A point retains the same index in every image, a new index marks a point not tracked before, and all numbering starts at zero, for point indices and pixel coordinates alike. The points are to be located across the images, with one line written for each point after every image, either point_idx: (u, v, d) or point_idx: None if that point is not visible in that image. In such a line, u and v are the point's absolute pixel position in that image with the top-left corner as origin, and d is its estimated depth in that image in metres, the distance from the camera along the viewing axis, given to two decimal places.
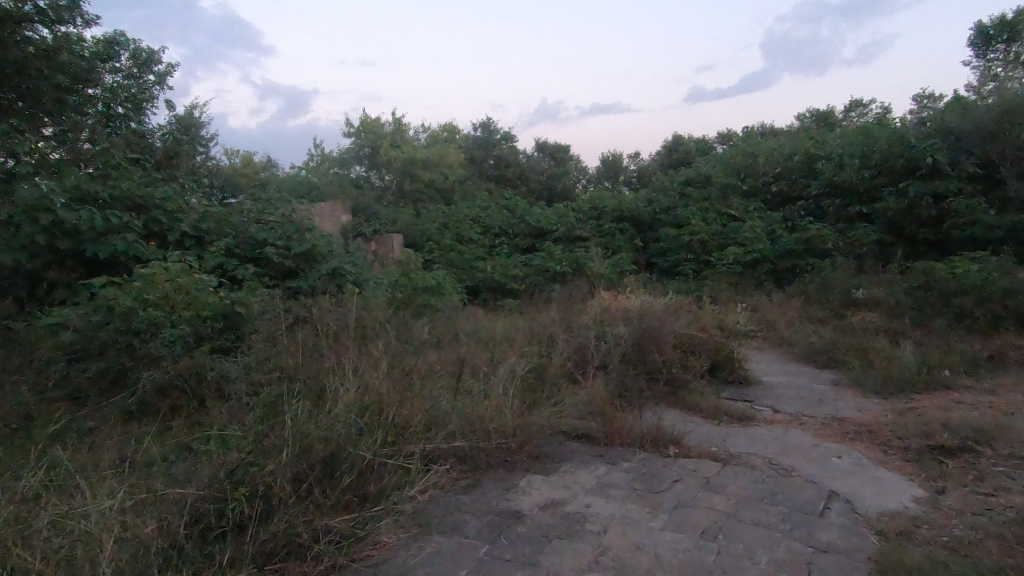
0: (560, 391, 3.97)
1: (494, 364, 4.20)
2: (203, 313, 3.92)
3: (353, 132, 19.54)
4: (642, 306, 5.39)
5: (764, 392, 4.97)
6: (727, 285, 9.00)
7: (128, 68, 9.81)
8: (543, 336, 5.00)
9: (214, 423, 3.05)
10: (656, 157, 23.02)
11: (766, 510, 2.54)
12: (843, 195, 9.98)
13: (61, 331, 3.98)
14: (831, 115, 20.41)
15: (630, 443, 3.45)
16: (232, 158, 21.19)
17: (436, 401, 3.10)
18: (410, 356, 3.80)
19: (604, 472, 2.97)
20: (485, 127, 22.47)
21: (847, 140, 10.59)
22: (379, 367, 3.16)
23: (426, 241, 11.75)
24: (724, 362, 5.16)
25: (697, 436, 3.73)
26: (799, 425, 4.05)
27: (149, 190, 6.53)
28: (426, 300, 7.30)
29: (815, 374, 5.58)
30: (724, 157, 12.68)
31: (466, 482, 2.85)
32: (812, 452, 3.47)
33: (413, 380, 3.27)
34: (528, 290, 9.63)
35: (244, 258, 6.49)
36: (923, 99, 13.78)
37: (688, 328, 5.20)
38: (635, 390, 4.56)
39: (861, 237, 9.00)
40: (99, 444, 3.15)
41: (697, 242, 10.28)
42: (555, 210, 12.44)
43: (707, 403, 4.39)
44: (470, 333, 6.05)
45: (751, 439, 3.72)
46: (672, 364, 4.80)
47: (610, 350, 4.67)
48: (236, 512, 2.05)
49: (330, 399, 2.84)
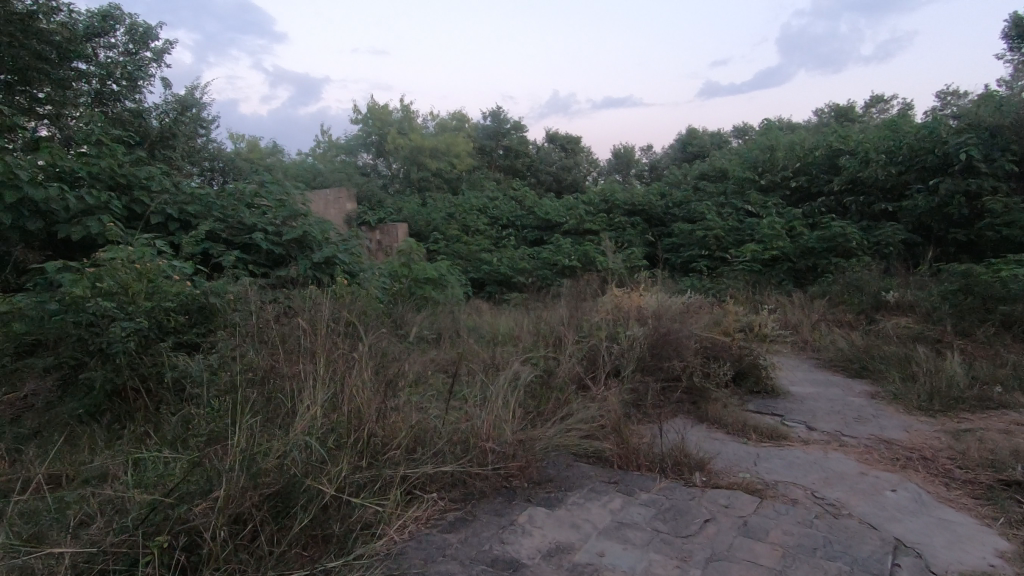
0: (569, 402, 3.51)
1: (493, 370, 3.77)
2: (167, 304, 3.46)
3: (360, 119, 18.99)
4: (658, 307, 4.94)
5: (794, 404, 4.48)
6: (745, 284, 8.53)
7: (124, 44, 9.31)
8: (549, 334, 4.55)
9: (165, 436, 2.63)
10: (669, 151, 22.42)
11: (821, 567, 2.07)
12: (867, 192, 9.43)
13: (14, 319, 3.58)
14: (851, 111, 19.74)
15: (650, 467, 2.98)
16: (237, 142, 20.73)
17: (422, 419, 2.67)
18: (397, 361, 3.36)
19: (620, 506, 2.51)
20: (496, 117, 21.72)
21: (872, 134, 10.01)
22: (361, 376, 2.73)
23: (432, 230, 11.33)
24: (750, 371, 4.67)
25: (725, 460, 3.25)
26: (838, 446, 3.57)
27: (133, 168, 6.12)
28: (425, 292, 6.89)
29: (847, 385, 5.09)
30: (741, 150, 12.11)
31: (454, 515, 2.39)
32: (859, 483, 2.98)
33: (397, 392, 2.83)
34: (535, 285, 9.20)
35: (232, 243, 6.07)
36: (948, 96, 13.16)
37: (710, 331, 4.73)
38: (652, 400, 4.09)
39: (887, 236, 8.46)
40: (36, 458, 2.75)
41: (713, 238, 9.77)
42: (565, 202, 11.98)
43: (731, 416, 3.91)
44: (471, 330, 5.62)
45: (787, 464, 3.24)
46: (693, 372, 4.33)
47: (625, 355, 4.22)
48: (151, 569, 1.64)
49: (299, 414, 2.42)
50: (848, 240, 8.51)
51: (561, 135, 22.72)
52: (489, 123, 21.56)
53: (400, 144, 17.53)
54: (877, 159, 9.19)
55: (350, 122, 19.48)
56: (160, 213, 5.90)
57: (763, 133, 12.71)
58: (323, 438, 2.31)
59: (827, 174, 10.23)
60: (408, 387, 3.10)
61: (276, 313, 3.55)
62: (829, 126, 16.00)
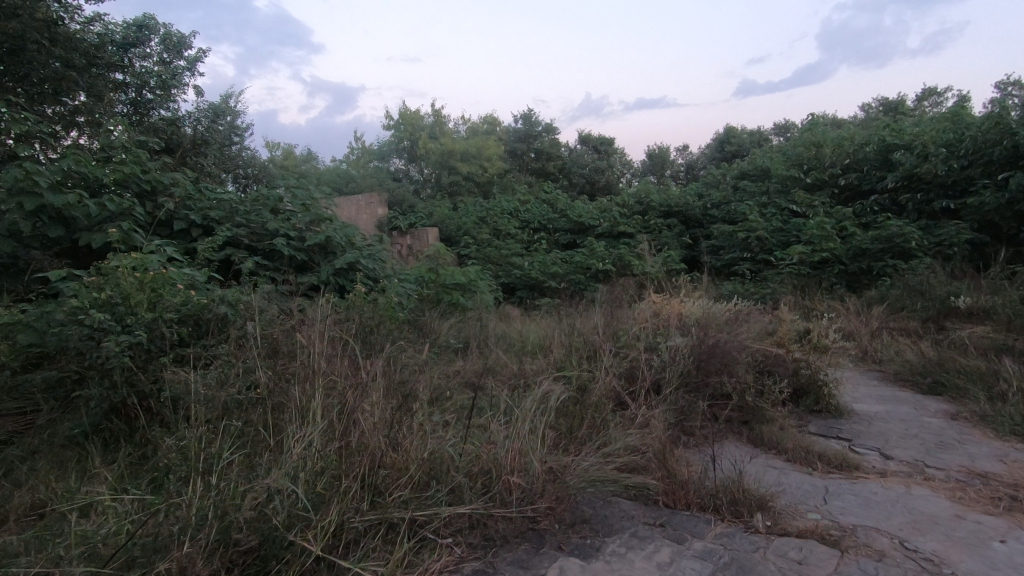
0: (606, 425, 3.13)
1: (521, 389, 3.43)
2: (170, 315, 3.19)
3: (391, 124, 18.87)
4: (703, 316, 4.51)
5: (861, 426, 3.97)
6: (792, 288, 7.96)
7: (159, 53, 9.29)
8: (583, 345, 4.17)
9: (155, 465, 2.39)
10: (706, 151, 21.66)
11: None
12: (926, 188, 8.69)
13: (17, 330, 3.40)
14: (901, 105, 18.62)
15: (702, 505, 2.58)
16: (273, 150, 20.98)
17: (439, 449, 2.35)
18: (413, 379, 3.05)
19: (668, 560, 2.13)
20: (527, 119, 21.34)
21: (930, 126, 9.25)
22: (371, 399, 2.42)
23: (462, 234, 11.06)
24: (810, 388, 4.17)
25: (790, 496, 2.81)
26: (922, 479, 3.07)
27: (158, 174, 6.00)
28: (452, 299, 6.60)
29: (919, 403, 4.54)
30: (784, 147, 11.44)
31: (474, 566, 2.06)
32: (955, 529, 2.50)
33: (410, 417, 2.51)
34: (567, 290, 8.87)
35: (254, 249, 5.90)
36: (1011, 85, 12.18)
37: (761, 342, 4.27)
38: (698, 421, 3.67)
39: (951, 236, 7.75)
40: (23, 486, 2.55)
41: (756, 240, 9.18)
42: (599, 204, 11.54)
43: (792, 441, 3.45)
44: (499, 340, 5.28)
45: (863, 502, 2.78)
46: (745, 390, 3.87)
47: (667, 369, 3.79)
48: None
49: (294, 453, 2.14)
50: (907, 241, 7.84)
51: (594, 137, 22.23)
52: (520, 126, 21.18)
53: (430, 149, 17.34)
54: (938, 153, 8.45)
55: (382, 128, 19.43)
56: (184, 219, 5.79)
57: (809, 129, 12.00)
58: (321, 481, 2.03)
59: (879, 170, 9.51)
60: (424, 409, 2.79)
61: (288, 325, 3.29)
62: (877, 121, 15.09)
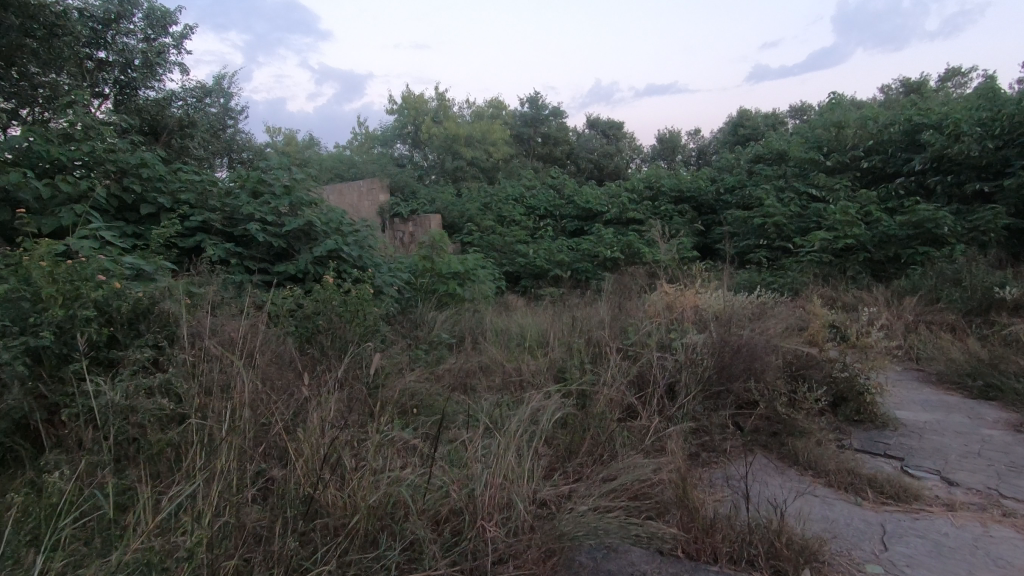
0: (611, 445, 2.58)
1: (509, 401, 2.88)
2: (85, 312, 2.63)
3: (394, 109, 18.22)
4: (723, 311, 3.91)
5: (912, 439, 3.40)
6: (814, 277, 7.36)
7: (143, 29, 8.48)
8: (586, 345, 3.60)
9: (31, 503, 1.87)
10: (719, 134, 20.85)
11: None
12: (957, 170, 7.95)
13: None
14: (925, 85, 17.67)
15: (733, 556, 2.04)
16: (277, 138, 20.52)
17: (391, 492, 1.82)
18: (375, 394, 2.52)
19: None
20: (533, 103, 20.54)
21: (960, 104, 8.49)
22: (309, 429, 1.88)
23: (463, 221, 10.48)
24: (850, 394, 3.58)
25: (841, 539, 2.25)
26: (1000, 516, 2.50)
27: (124, 153, 5.41)
28: (446, 290, 6.05)
29: (973, 412, 3.94)
30: (803, 127, 10.66)
31: None
32: None
33: (360, 445, 1.97)
34: (572, 279, 8.33)
35: (226, 235, 5.36)
36: None
37: (792, 340, 3.69)
38: (720, 435, 3.12)
39: (986, 220, 7.06)
40: None
41: (773, 225, 8.52)
42: (607, 188, 10.89)
43: (834, 462, 2.89)
44: (495, 333, 4.74)
45: (934, 548, 2.22)
46: (775, 397, 3.29)
47: (684, 373, 3.21)
48: None
49: (191, 508, 1.61)
50: (939, 226, 7.14)
51: (603, 121, 21.48)
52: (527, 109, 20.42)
53: (434, 133, 16.70)
54: (970, 131, 7.68)
55: (385, 112, 18.75)
56: (153, 204, 5.25)
57: (829, 109, 11.24)
58: (214, 556, 1.50)
59: (905, 151, 8.78)
60: (386, 430, 2.25)
61: (230, 323, 2.75)
62: (899, 100, 14.18)
